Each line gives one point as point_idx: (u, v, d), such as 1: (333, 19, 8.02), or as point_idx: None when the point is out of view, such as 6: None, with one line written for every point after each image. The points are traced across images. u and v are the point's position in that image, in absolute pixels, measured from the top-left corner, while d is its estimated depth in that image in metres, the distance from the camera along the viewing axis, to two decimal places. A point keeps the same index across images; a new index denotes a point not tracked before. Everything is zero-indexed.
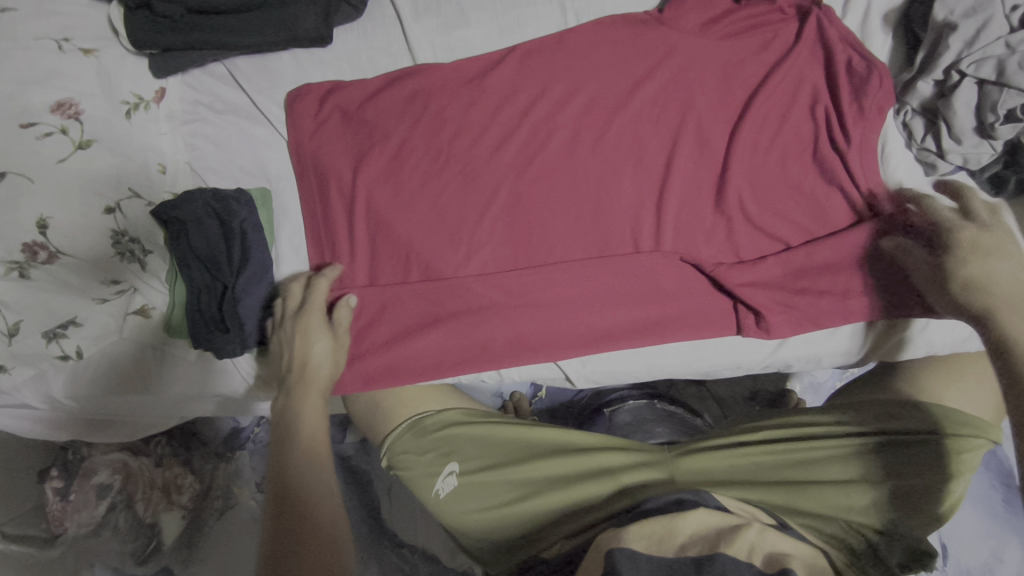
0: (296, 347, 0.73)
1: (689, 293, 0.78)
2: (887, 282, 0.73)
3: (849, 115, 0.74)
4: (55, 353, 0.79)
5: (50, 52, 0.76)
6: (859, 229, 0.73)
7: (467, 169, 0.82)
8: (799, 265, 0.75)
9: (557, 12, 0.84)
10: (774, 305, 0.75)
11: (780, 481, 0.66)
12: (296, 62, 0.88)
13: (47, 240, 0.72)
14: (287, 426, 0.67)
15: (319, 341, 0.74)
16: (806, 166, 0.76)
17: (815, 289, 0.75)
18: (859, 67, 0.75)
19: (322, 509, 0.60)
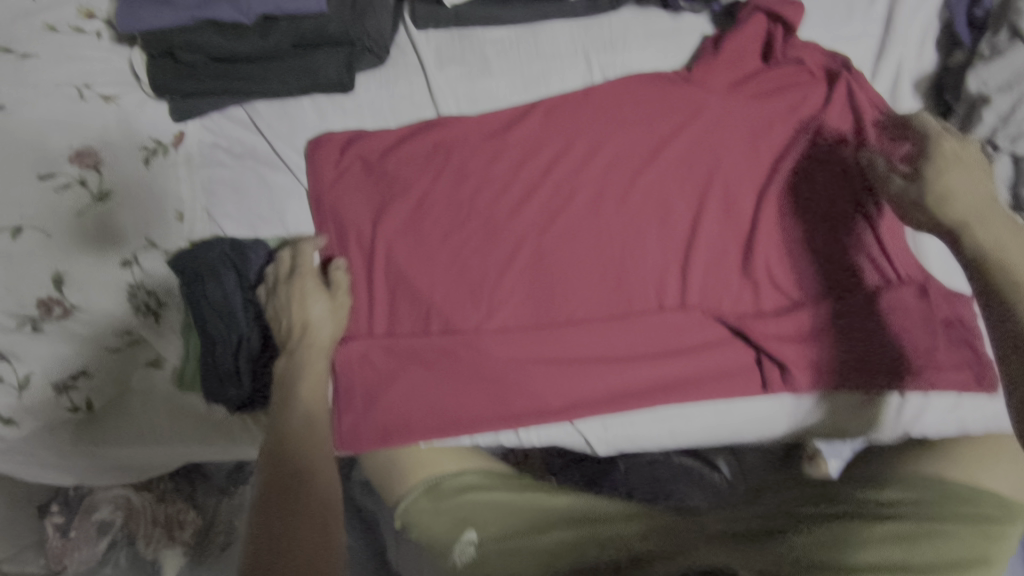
0: (295, 312, 0.73)
1: (720, 349, 0.75)
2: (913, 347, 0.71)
3: None
4: (64, 405, 0.77)
5: (70, 100, 0.75)
6: (894, 296, 0.71)
7: (489, 223, 0.81)
8: (831, 330, 0.73)
9: (582, 66, 0.84)
10: (805, 365, 0.71)
11: None
12: (317, 107, 0.87)
13: (64, 296, 0.71)
14: (294, 378, 0.67)
15: (319, 304, 0.74)
16: (833, 229, 0.74)
17: (848, 356, 0.71)
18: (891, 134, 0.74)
19: (314, 472, 0.57)
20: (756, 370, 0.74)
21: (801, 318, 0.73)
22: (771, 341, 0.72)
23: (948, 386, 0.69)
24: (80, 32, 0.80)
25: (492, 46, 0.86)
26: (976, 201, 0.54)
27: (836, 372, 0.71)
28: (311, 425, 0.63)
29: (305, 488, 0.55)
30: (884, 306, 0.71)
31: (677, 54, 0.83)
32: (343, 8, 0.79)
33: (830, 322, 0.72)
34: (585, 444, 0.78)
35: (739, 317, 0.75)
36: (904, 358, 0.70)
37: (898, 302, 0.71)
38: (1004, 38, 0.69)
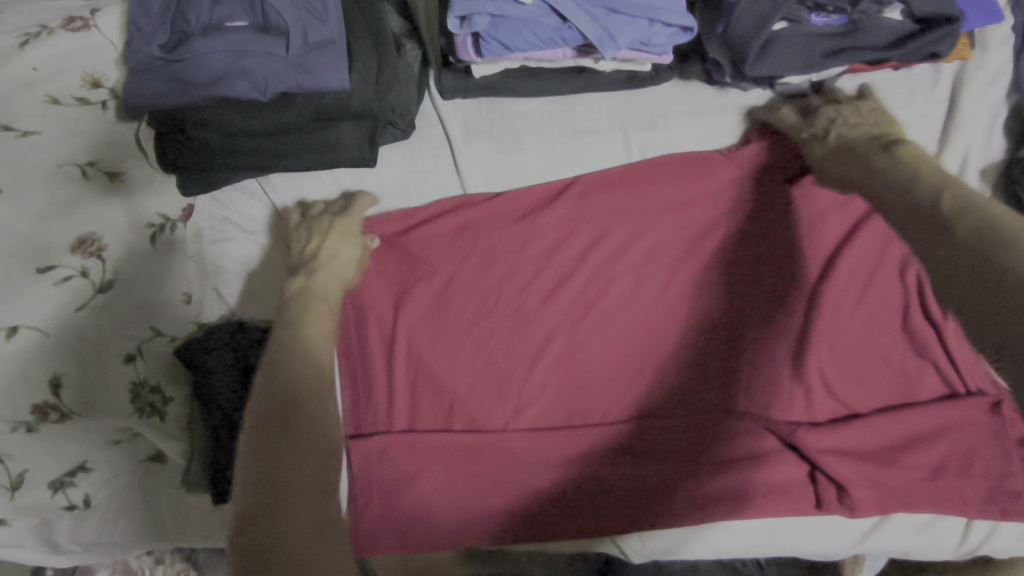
0: (326, 241, 0.74)
1: (776, 464, 0.67)
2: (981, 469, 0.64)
3: None
4: (60, 504, 0.72)
5: (72, 179, 0.70)
6: (960, 409, 0.66)
7: (520, 312, 0.76)
8: (893, 445, 0.67)
9: (620, 143, 0.79)
10: (862, 480, 0.65)
11: None
12: (336, 181, 0.82)
13: (60, 400, 0.65)
14: (314, 320, 0.66)
15: (343, 256, 0.74)
16: (886, 338, 0.71)
17: (912, 478, 0.64)
18: None
19: (314, 416, 0.55)
20: (811, 488, 0.66)
21: (858, 433, 0.67)
22: (828, 455, 0.66)
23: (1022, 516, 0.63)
24: (84, 103, 0.75)
25: (523, 119, 0.80)
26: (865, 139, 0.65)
27: (898, 496, 0.64)
28: (316, 372, 0.60)
29: (304, 432, 0.53)
30: (946, 422, 0.66)
31: (721, 135, 0.79)
32: (366, 84, 0.73)
33: (890, 437, 0.67)
34: (616, 553, 0.70)
35: (792, 429, 0.68)
36: (974, 482, 0.64)
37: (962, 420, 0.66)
38: None
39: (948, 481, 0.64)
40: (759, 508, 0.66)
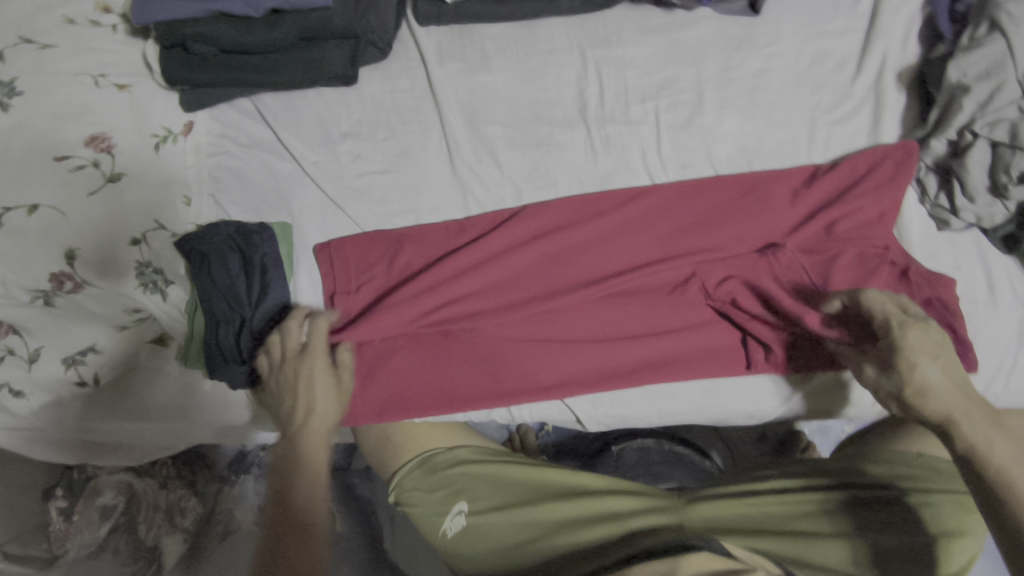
0: (300, 393, 0.72)
1: (702, 329, 0.76)
2: None
3: (885, 174, 0.74)
4: (71, 378, 0.81)
5: (86, 87, 0.79)
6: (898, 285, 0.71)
7: (494, 209, 0.84)
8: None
9: (578, 60, 0.86)
10: (786, 342, 0.72)
11: (778, 530, 0.72)
12: (322, 100, 0.90)
13: (75, 270, 0.74)
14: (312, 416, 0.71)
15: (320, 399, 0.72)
16: (823, 220, 0.74)
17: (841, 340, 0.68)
18: (892, 149, 0.75)
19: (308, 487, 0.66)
20: (742, 352, 0.75)
21: (793, 301, 0.71)
22: (758, 325, 0.73)
23: None
24: (97, 26, 0.84)
25: (491, 42, 0.89)
26: (949, 379, 0.59)
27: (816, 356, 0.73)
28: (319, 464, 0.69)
29: (306, 485, 0.66)
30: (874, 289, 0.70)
31: (675, 49, 0.84)
32: (347, 4, 0.83)
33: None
34: (574, 419, 0.80)
35: (724, 302, 0.75)
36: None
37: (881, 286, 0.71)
38: (983, 31, 0.70)
39: None
40: (691, 367, 0.75)
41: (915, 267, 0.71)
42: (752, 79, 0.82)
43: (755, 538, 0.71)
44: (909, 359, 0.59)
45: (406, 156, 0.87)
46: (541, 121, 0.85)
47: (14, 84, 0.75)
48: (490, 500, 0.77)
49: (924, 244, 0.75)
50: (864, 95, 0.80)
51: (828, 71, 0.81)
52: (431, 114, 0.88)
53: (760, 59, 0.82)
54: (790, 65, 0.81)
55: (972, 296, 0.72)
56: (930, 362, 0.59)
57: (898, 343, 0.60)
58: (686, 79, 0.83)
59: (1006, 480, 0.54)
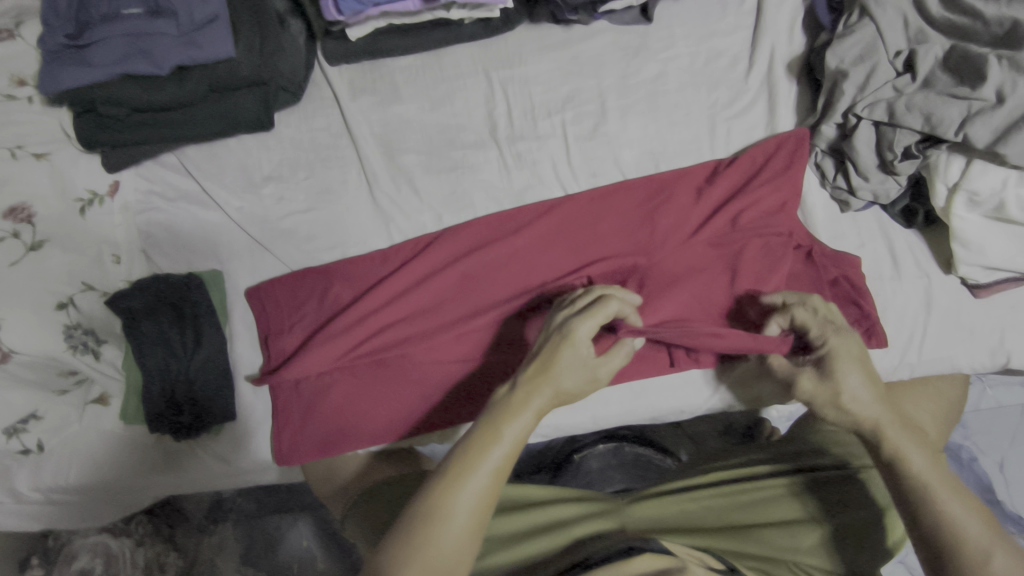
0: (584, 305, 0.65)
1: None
2: None
3: (780, 164, 0.77)
4: (14, 448, 0.79)
5: (3, 160, 0.81)
6: (801, 272, 0.74)
7: (416, 235, 0.87)
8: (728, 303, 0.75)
9: (484, 83, 0.89)
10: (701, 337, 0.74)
11: (731, 524, 0.73)
12: (242, 146, 0.92)
13: (1, 341, 0.75)
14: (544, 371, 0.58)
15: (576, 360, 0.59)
16: (731, 214, 0.76)
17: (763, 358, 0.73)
18: (783, 137, 0.78)
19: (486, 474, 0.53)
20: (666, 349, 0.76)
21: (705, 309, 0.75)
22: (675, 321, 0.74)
23: None
24: (11, 99, 0.85)
25: (401, 74, 0.91)
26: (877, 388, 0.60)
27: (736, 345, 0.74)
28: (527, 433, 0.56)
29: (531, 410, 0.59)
30: (782, 274, 0.74)
31: (575, 62, 0.87)
32: (251, 53, 0.84)
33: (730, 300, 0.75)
34: None
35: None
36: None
37: (789, 271, 0.74)
38: (855, 18, 0.73)
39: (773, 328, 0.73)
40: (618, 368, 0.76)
41: (818, 250, 0.74)
42: (652, 83, 0.84)
43: (715, 533, 0.72)
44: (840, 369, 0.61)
45: (329, 193, 0.89)
46: (454, 145, 0.87)
47: None
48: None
49: (828, 225, 0.77)
50: (759, 88, 0.82)
51: (722, 69, 0.83)
52: (349, 149, 0.90)
53: (657, 62, 0.85)
54: (687, 67, 0.84)
55: (878, 272, 0.74)
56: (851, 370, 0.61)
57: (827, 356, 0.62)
58: (588, 90, 0.86)
59: (930, 501, 0.56)
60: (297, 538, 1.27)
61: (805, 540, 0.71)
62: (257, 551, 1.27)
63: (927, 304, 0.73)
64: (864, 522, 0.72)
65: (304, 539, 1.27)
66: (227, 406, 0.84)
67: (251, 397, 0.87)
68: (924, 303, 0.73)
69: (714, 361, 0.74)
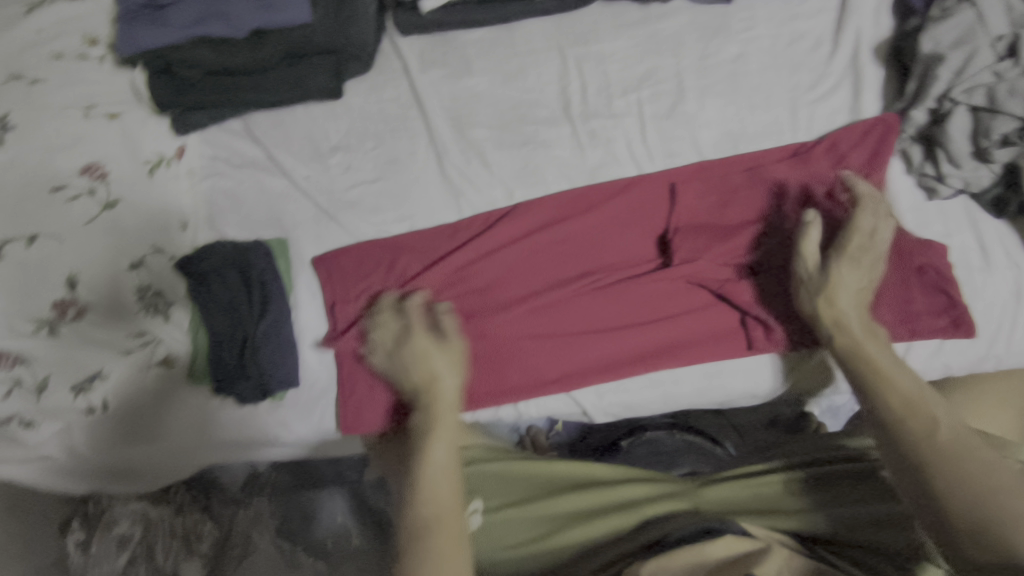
0: (421, 368, 0.71)
1: (700, 313, 0.77)
2: (889, 298, 0.72)
3: (866, 150, 0.75)
4: (80, 407, 0.79)
5: (75, 119, 0.80)
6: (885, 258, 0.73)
7: (487, 210, 0.85)
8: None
9: (558, 58, 0.88)
10: (778, 320, 0.74)
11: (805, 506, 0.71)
12: (309, 115, 0.91)
13: (76, 295, 0.76)
14: (432, 434, 0.66)
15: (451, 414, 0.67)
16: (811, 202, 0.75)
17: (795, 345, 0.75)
18: (869, 124, 0.76)
19: (446, 505, 0.61)
20: (742, 332, 0.76)
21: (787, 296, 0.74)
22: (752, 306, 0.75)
23: (929, 334, 0.71)
24: (84, 59, 0.85)
25: (472, 46, 0.90)
26: (858, 317, 0.66)
27: (814, 331, 0.74)
28: (449, 466, 0.64)
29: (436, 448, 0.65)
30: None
31: (652, 41, 0.86)
32: (326, 18, 0.86)
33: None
34: (581, 412, 0.80)
35: (719, 284, 0.77)
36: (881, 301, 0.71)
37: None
38: (952, 2, 0.72)
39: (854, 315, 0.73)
40: (691, 348, 0.76)
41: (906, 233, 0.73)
42: (731, 64, 0.83)
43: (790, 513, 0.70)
44: (830, 306, 0.67)
45: (396, 164, 0.88)
46: (526, 121, 0.86)
47: (7, 120, 0.76)
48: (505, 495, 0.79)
49: (914, 212, 0.75)
50: (843, 72, 0.81)
51: (805, 51, 0.82)
52: (418, 121, 0.89)
53: (737, 43, 0.83)
54: (768, 49, 0.83)
55: (966, 262, 0.73)
56: (845, 292, 0.67)
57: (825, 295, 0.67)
58: (664, 69, 0.84)
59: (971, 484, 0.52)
60: (330, 515, 1.24)
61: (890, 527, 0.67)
62: (292, 524, 1.24)
63: (1011, 297, 0.72)
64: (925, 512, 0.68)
65: (338, 515, 1.24)
66: (291, 372, 0.83)
67: (315, 364, 0.86)
68: (1014, 293, 0.72)
69: (789, 344, 0.74)
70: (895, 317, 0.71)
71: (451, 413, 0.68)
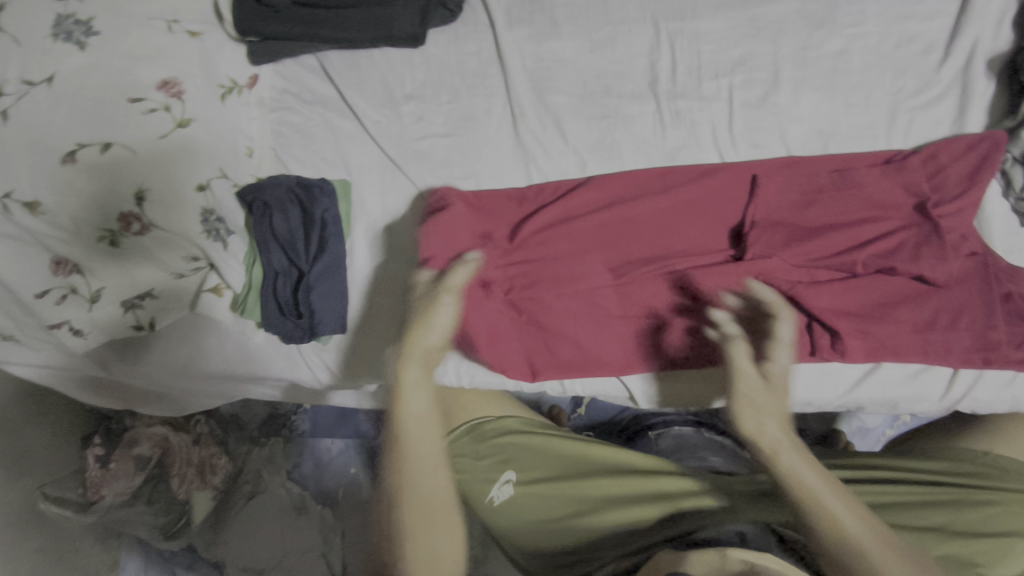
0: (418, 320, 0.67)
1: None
2: (967, 324, 0.69)
3: (969, 165, 0.72)
4: (129, 322, 0.81)
5: (160, 32, 0.79)
6: (971, 280, 0.70)
7: (557, 178, 0.83)
8: (885, 301, 0.71)
9: (650, 32, 0.84)
10: (853, 330, 0.70)
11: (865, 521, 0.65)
12: (387, 60, 0.89)
13: (143, 212, 0.75)
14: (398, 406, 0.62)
15: (416, 366, 0.64)
16: (901, 214, 0.72)
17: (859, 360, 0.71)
18: (975, 139, 0.73)
19: (436, 480, 0.60)
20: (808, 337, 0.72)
21: (864, 307, 0.71)
22: (828, 311, 0.70)
23: (1004, 364, 0.69)
24: None
25: (562, 9, 0.87)
26: (792, 443, 0.58)
27: (888, 347, 0.70)
28: (419, 429, 0.61)
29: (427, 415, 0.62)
30: (951, 277, 0.70)
31: (752, 25, 0.82)
32: None
33: (889, 297, 0.71)
34: (627, 397, 0.82)
35: (794, 284, 0.72)
36: (959, 325, 0.69)
37: (959, 276, 0.70)
38: None
39: (932, 335, 0.70)
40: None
41: (993, 257, 0.70)
42: (833, 59, 0.79)
43: None
44: (756, 432, 0.58)
45: (470, 121, 0.86)
46: (609, 93, 0.84)
47: (92, 24, 0.75)
48: (536, 472, 0.80)
49: (1005, 237, 0.73)
50: (950, 82, 0.77)
51: (913, 55, 0.78)
52: (497, 79, 0.87)
53: (843, 38, 0.80)
54: (874, 48, 0.79)
55: None
56: (770, 416, 0.59)
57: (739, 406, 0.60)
58: (761, 56, 0.81)
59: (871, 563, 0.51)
60: (343, 464, 1.25)
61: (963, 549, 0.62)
62: (304, 470, 1.25)
63: None
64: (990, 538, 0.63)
65: (352, 467, 1.25)
66: (338, 316, 0.82)
67: (360, 308, 0.86)
68: None
69: (860, 358, 0.70)
70: (970, 343, 0.69)
71: (422, 368, 0.64)
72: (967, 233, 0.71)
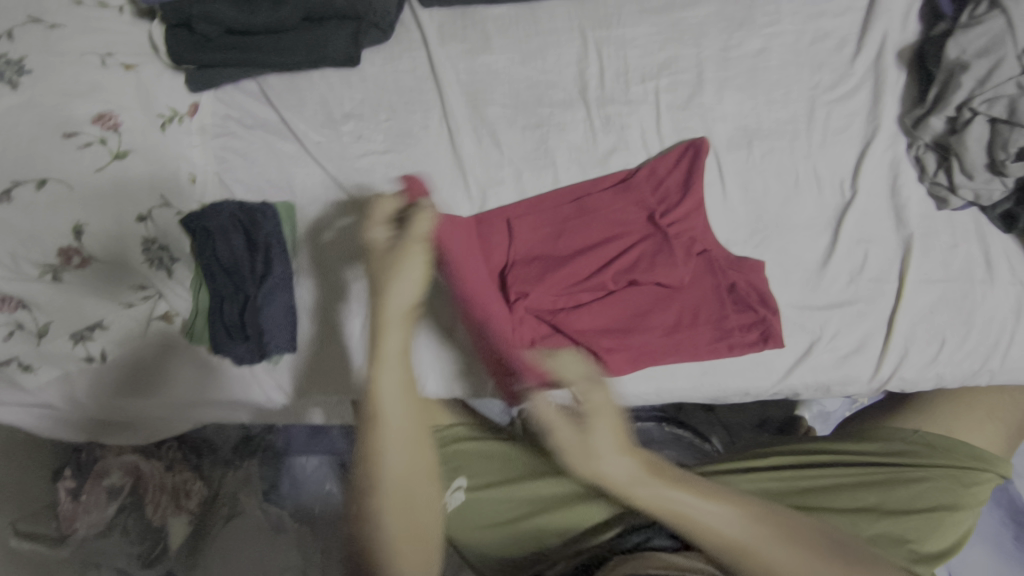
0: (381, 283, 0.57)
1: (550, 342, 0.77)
2: (705, 318, 0.75)
3: (650, 181, 0.80)
4: (79, 354, 0.82)
5: (93, 67, 0.80)
6: (703, 277, 0.76)
7: (494, 189, 0.85)
8: (638, 312, 0.76)
9: (578, 41, 0.87)
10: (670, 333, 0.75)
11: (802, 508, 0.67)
12: (325, 81, 0.91)
13: (81, 245, 0.76)
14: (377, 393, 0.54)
15: (404, 284, 0.57)
16: (620, 231, 0.78)
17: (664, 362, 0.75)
18: (683, 151, 0.80)
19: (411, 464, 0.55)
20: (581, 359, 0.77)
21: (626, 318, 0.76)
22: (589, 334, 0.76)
23: (743, 350, 0.74)
24: (104, 7, 0.86)
25: (493, 23, 0.89)
26: (640, 464, 0.54)
27: (665, 352, 0.75)
28: (409, 382, 0.56)
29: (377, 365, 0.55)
30: (685, 280, 0.76)
31: (674, 29, 0.84)
32: None
33: (642, 310, 0.76)
34: None
35: (557, 313, 0.77)
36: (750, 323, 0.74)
37: (692, 277, 0.76)
38: (982, 10, 0.70)
39: (682, 333, 0.75)
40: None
41: (716, 254, 0.77)
42: (753, 58, 0.82)
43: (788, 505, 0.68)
44: (595, 469, 0.53)
45: (409, 136, 0.88)
46: (542, 102, 0.86)
47: (24, 63, 0.76)
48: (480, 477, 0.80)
49: (922, 221, 0.76)
50: (864, 74, 0.80)
51: (828, 51, 0.81)
52: (433, 95, 0.89)
53: (761, 38, 0.83)
54: (791, 45, 0.82)
55: (970, 274, 0.74)
56: (607, 455, 0.53)
57: (588, 447, 0.53)
58: (685, 60, 0.83)
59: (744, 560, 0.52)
60: (319, 481, 1.25)
61: (893, 529, 0.66)
62: (281, 489, 1.24)
63: (1013, 311, 0.73)
64: (921, 517, 0.67)
65: (327, 482, 1.25)
66: (290, 335, 0.85)
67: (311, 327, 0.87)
68: (1015, 310, 0.73)
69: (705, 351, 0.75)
70: (711, 334, 0.75)
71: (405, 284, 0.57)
72: (697, 234, 0.77)
